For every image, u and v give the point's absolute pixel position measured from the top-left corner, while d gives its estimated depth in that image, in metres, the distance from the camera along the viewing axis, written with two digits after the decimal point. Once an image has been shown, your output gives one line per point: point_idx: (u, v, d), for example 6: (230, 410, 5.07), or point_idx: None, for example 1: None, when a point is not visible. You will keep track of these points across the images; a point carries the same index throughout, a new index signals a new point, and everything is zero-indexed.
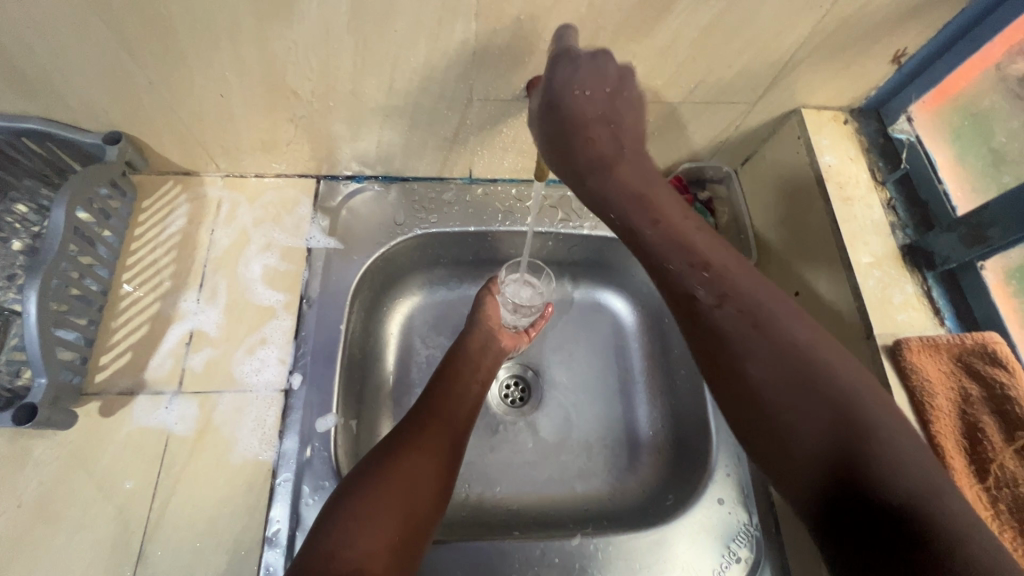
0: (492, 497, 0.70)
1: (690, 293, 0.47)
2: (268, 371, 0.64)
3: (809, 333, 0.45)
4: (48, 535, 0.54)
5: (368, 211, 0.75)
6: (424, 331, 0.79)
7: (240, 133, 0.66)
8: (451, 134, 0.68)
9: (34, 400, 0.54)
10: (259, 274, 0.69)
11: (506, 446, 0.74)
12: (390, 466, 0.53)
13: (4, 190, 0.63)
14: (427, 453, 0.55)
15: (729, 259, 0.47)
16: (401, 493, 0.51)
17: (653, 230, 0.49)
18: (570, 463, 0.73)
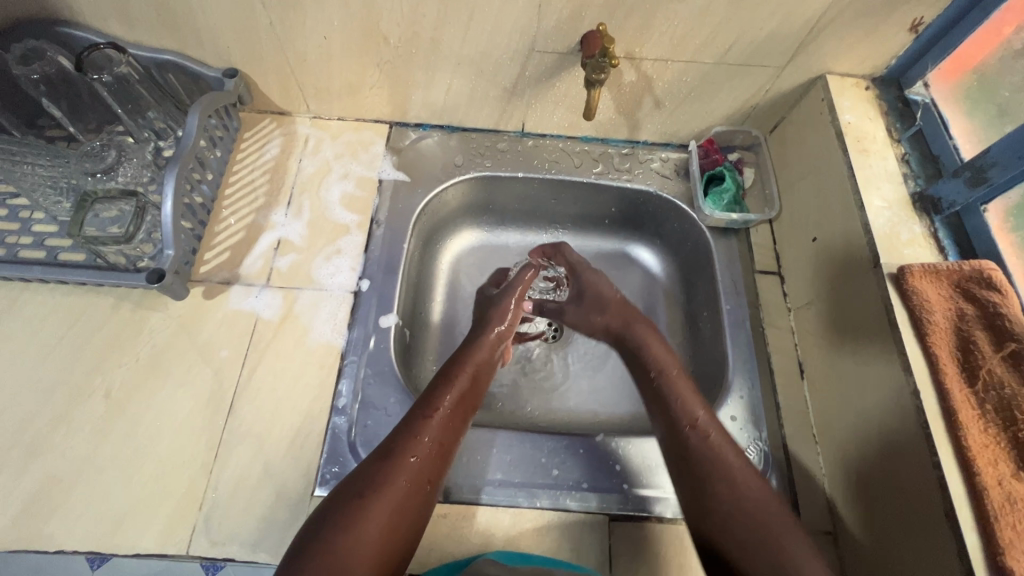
0: (527, 413, 0.84)
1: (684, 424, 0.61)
2: (341, 276, 0.74)
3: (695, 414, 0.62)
4: (159, 385, 0.65)
5: (431, 153, 0.85)
6: (468, 270, 0.89)
7: (333, 75, 0.77)
8: (510, 85, 0.78)
9: (163, 267, 0.65)
10: (338, 198, 0.80)
11: (541, 372, 0.88)
12: (425, 414, 0.59)
13: (145, 108, 0.76)
14: (421, 450, 0.56)
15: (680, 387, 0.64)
16: (406, 492, 0.54)
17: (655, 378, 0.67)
18: (596, 389, 0.87)
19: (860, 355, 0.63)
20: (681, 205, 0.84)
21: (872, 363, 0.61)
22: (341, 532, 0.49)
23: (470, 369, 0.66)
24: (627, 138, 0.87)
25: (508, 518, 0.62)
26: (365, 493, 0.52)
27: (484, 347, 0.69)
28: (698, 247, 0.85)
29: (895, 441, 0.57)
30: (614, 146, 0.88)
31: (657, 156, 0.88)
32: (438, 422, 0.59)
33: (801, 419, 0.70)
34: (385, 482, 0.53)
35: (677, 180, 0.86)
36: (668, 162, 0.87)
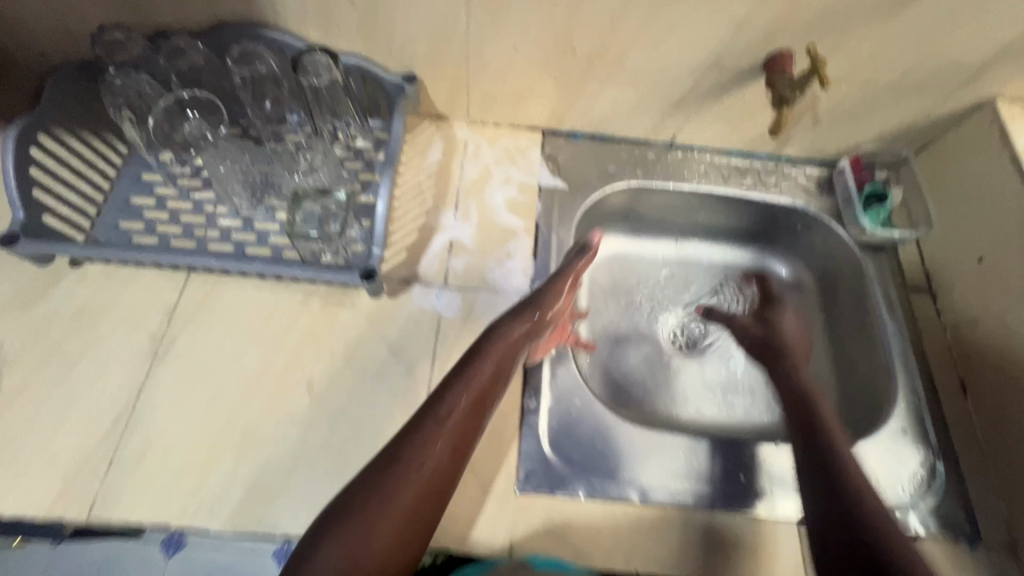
0: (667, 416, 0.86)
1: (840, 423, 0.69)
2: (515, 279, 0.76)
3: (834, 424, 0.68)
4: (356, 379, 0.68)
5: (585, 161, 0.87)
6: (603, 280, 0.94)
7: (505, 84, 0.79)
8: (677, 99, 0.80)
9: (374, 267, 0.69)
10: (503, 202, 0.82)
11: (677, 377, 0.89)
12: (438, 419, 0.58)
13: (341, 114, 0.79)
14: (434, 457, 0.56)
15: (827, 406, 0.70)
16: (404, 501, 0.53)
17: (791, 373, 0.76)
18: (735, 395, 0.88)
19: None
20: (827, 220, 0.86)
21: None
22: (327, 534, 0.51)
23: (489, 366, 0.62)
24: (771, 153, 0.90)
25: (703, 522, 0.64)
26: (375, 507, 0.52)
27: (507, 344, 0.64)
28: (842, 262, 0.87)
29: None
30: (758, 160, 0.90)
31: (801, 171, 0.90)
32: (437, 424, 0.58)
33: (966, 434, 0.72)
34: (398, 485, 0.53)
35: (822, 196, 0.88)
36: (812, 177, 0.89)
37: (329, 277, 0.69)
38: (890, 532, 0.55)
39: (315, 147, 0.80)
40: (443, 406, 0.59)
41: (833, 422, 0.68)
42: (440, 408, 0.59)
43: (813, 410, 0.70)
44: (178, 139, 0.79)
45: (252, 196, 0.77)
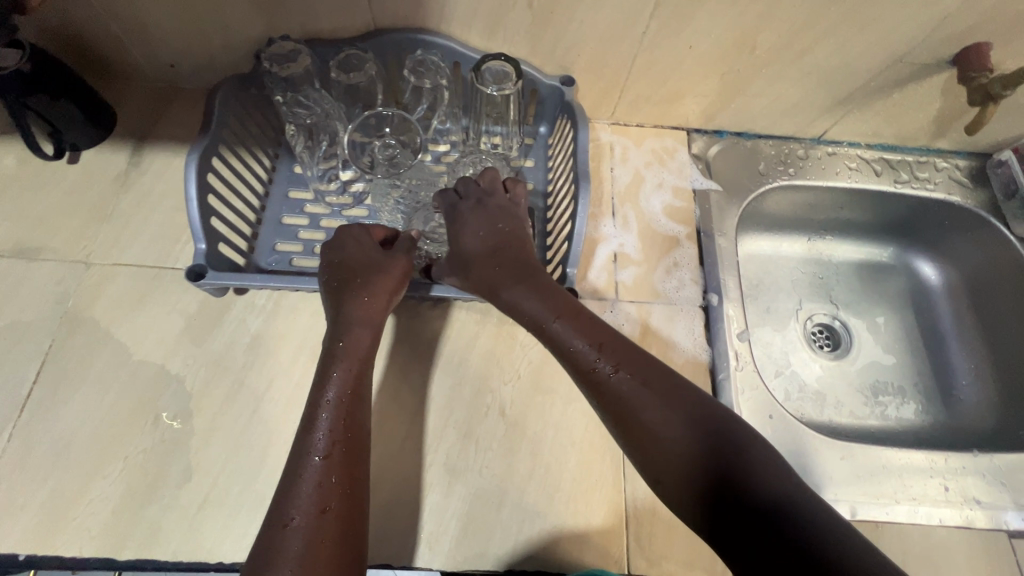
0: (822, 420, 0.83)
1: (591, 365, 0.51)
2: (687, 289, 0.74)
3: (618, 358, 0.51)
4: (548, 402, 0.66)
5: (733, 160, 0.84)
6: (746, 283, 0.91)
7: (664, 84, 0.76)
8: (843, 95, 0.76)
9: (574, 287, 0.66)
10: (660, 208, 0.79)
11: (826, 379, 0.87)
12: (337, 419, 0.51)
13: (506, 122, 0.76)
14: (317, 473, 0.47)
15: (578, 333, 0.53)
16: (318, 518, 0.45)
17: (560, 325, 0.55)
18: (886, 395, 0.86)
19: None
20: (985, 215, 0.84)
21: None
22: None
23: (339, 383, 0.54)
24: (921, 146, 0.87)
25: (917, 534, 0.63)
26: (281, 531, 0.44)
27: (357, 355, 0.57)
28: (997, 258, 0.85)
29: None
30: (908, 154, 0.87)
31: (952, 164, 0.87)
32: (323, 422, 0.51)
33: None
34: (288, 500, 0.46)
35: (975, 190, 0.86)
36: (964, 170, 0.87)
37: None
38: (735, 434, 0.46)
39: (480, 159, 0.75)
40: (320, 435, 0.50)
41: (595, 352, 0.52)
42: (322, 412, 0.52)
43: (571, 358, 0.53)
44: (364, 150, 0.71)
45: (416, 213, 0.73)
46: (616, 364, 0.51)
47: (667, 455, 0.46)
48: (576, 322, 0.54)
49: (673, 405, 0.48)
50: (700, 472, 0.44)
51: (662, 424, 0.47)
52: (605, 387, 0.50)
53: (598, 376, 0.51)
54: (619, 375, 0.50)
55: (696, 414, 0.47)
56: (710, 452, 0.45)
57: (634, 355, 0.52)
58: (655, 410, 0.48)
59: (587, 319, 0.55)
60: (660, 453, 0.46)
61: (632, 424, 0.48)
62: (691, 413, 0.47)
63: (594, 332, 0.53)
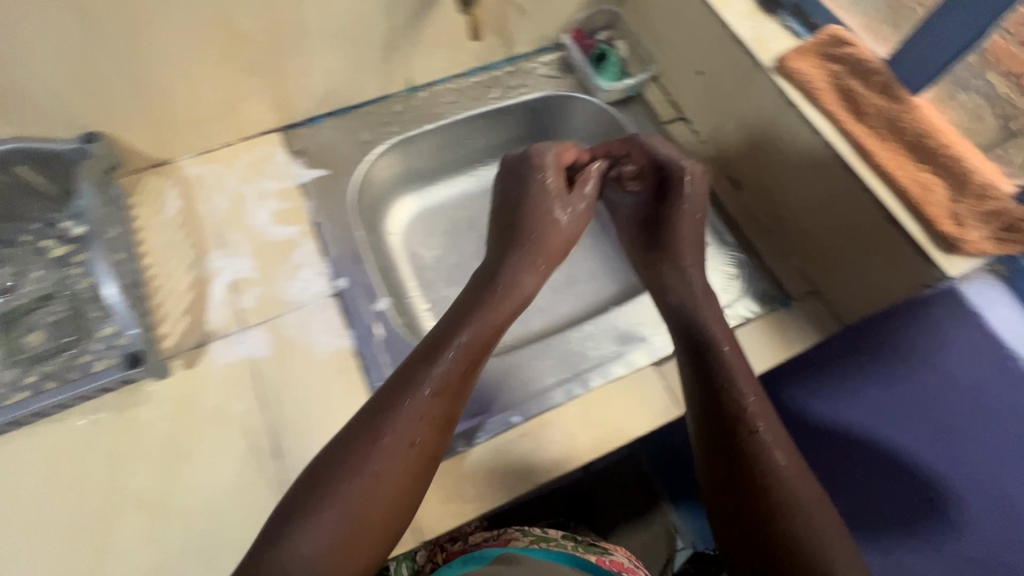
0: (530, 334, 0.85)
1: (742, 417, 0.56)
2: (314, 286, 0.72)
3: (759, 410, 0.57)
4: (189, 467, 0.61)
5: (335, 141, 0.83)
6: (424, 241, 0.92)
7: (203, 99, 0.72)
8: (383, 44, 0.77)
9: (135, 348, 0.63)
10: (268, 218, 0.76)
11: None
12: (422, 413, 0.55)
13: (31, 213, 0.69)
14: (371, 474, 0.51)
15: (743, 374, 0.59)
16: (374, 496, 0.51)
17: (730, 353, 0.61)
18: (579, 283, 0.90)
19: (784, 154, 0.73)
20: (578, 96, 0.90)
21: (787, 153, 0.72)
22: (286, 520, 0.49)
23: (455, 351, 0.59)
24: (506, 59, 0.90)
25: (579, 408, 0.67)
26: (296, 525, 0.48)
27: (460, 348, 0.60)
28: (605, 130, 0.91)
29: (845, 208, 0.67)
30: (499, 69, 0.91)
31: (541, 62, 0.91)
32: (442, 360, 0.58)
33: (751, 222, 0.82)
34: (315, 501, 0.49)
35: (566, 77, 0.91)
36: (553, 63, 0.91)
37: (82, 387, 0.61)
38: (792, 490, 0.52)
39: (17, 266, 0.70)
40: (412, 435, 0.53)
41: (756, 404, 0.57)
42: (407, 392, 0.55)
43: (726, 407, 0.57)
44: None
45: None
46: (759, 424, 0.56)
47: (769, 531, 0.51)
48: (741, 365, 0.60)
49: (790, 454, 0.55)
50: (762, 536, 0.51)
51: (787, 471, 0.53)
52: (751, 445, 0.55)
53: (743, 432, 0.55)
54: (755, 440, 0.55)
55: (781, 477, 0.53)
56: (770, 514, 0.52)
57: (770, 418, 0.56)
58: (794, 475, 0.53)
59: (743, 364, 0.60)
60: (748, 526, 0.52)
61: (760, 486, 0.53)
62: (770, 481, 0.53)
63: (755, 390, 0.58)
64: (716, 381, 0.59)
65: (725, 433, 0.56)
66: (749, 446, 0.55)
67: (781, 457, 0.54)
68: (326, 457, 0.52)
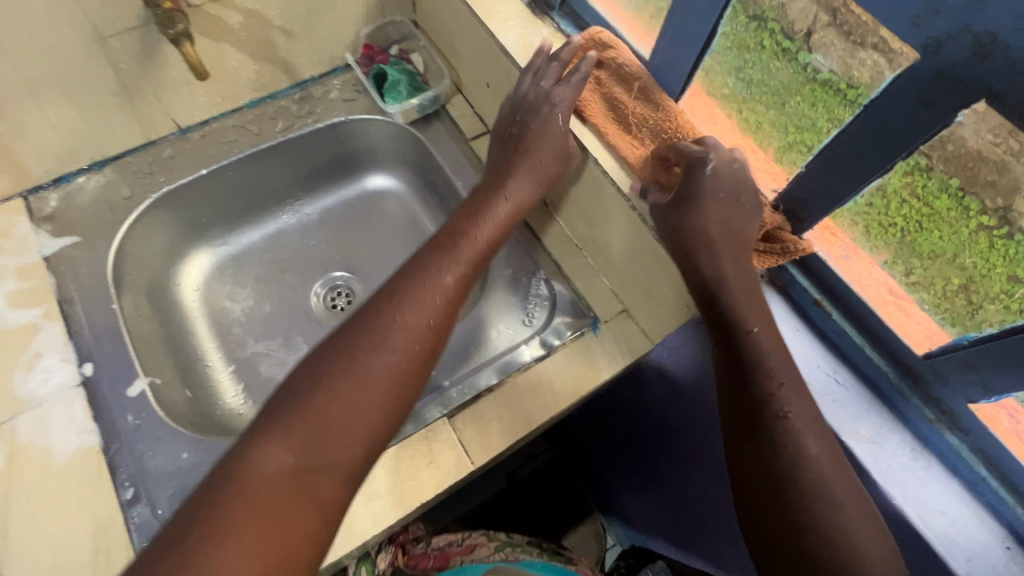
0: None
1: (767, 398, 0.49)
2: (57, 376, 0.63)
3: (797, 386, 0.50)
4: None
5: (91, 200, 0.73)
6: (229, 293, 0.83)
7: None
8: (117, 87, 0.68)
9: None
10: (3, 302, 0.66)
11: None
12: (360, 364, 0.50)
13: None
14: (340, 412, 0.48)
15: (777, 355, 0.51)
16: (319, 464, 0.47)
17: (757, 335, 0.52)
18: None
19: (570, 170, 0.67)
20: (376, 118, 0.83)
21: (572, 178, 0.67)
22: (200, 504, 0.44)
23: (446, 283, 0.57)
24: (293, 84, 0.82)
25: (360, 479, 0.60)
26: (222, 508, 0.43)
27: (441, 295, 0.56)
28: (414, 151, 0.85)
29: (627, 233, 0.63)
30: (286, 97, 0.82)
31: (333, 85, 0.84)
32: (425, 287, 0.56)
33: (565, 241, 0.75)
34: (274, 452, 0.46)
35: (362, 98, 0.83)
36: (346, 86, 0.84)
37: None
38: (826, 480, 0.46)
39: None
40: (371, 364, 0.51)
41: (787, 382, 0.50)
42: (395, 323, 0.53)
43: (756, 393, 0.50)
44: None
45: None
46: (778, 414, 0.49)
47: (794, 547, 0.46)
48: (778, 345, 0.51)
49: (822, 440, 0.48)
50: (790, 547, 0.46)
51: (823, 463, 0.47)
52: (778, 427, 0.48)
53: (774, 411, 0.49)
54: (788, 424, 0.48)
55: (803, 474, 0.47)
56: (803, 527, 0.46)
57: (807, 400, 0.49)
58: (828, 463, 0.47)
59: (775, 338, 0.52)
60: (783, 537, 0.46)
61: (782, 484, 0.47)
62: (805, 477, 0.46)
63: (792, 363, 0.50)
64: (739, 360, 0.51)
65: (751, 423, 0.50)
66: (778, 434, 0.48)
67: (813, 444, 0.48)
68: (258, 418, 0.49)
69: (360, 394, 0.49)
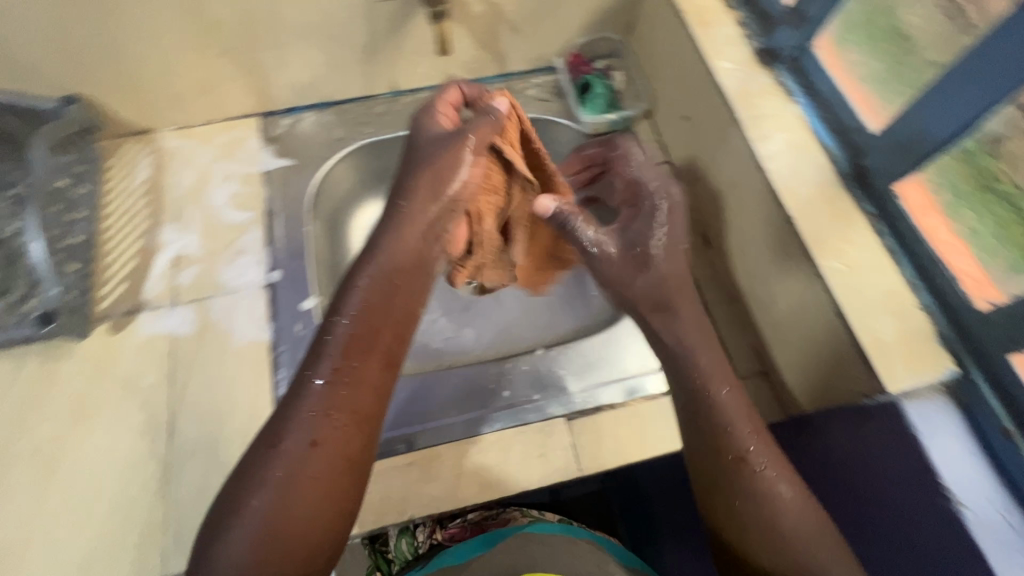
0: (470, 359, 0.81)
1: (737, 455, 0.49)
2: (250, 273, 0.73)
3: (763, 443, 0.50)
4: (89, 428, 0.64)
5: (311, 133, 0.84)
6: None
7: (182, 77, 0.75)
8: (364, 44, 0.77)
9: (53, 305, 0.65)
10: (226, 199, 0.78)
11: (477, 317, 0.85)
12: (350, 332, 0.49)
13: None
14: (329, 382, 0.47)
15: (740, 417, 0.51)
16: (328, 435, 0.46)
17: (730, 392, 0.52)
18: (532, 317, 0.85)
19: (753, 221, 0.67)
20: (565, 122, 0.86)
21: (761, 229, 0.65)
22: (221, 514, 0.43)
23: (404, 252, 0.53)
24: (499, 74, 0.89)
25: (474, 449, 0.64)
26: (240, 513, 0.43)
27: (413, 272, 0.53)
28: None
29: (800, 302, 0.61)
30: (490, 84, 0.89)
31: (533, 83, 0.89)
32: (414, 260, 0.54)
33: (717, 286, 0.75)
34: (273, 444, 0.45)
35: (555, 101, 0.88)
36: (545, 86, 0.89)
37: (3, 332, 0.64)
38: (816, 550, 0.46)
39: None
40: (341, 322, 0.49)
41: (760, 449, 0.49)
42: (339, 308, 0.50)
43: (725, 451, 0.49)
44: None
45: None
46: (748, 474, 0.48)
47: None
48: (738, 404, 0.51)
49: (812, 508, 0.48)
50: None
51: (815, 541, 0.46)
52: (743, 498, 0.48)
53: (749, 467, 0.48)
54: (775, 491, 0.48)
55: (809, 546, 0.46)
56: None
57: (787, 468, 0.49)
58: (822, 526, 0.47)
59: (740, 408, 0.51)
60: None
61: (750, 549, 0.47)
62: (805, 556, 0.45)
63: (754, 416, 0.51)
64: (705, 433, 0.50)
65: (713, 476, 0.49)
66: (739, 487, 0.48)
67: (786, 488, 0.48)
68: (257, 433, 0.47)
69: (351, 365, 0.48)
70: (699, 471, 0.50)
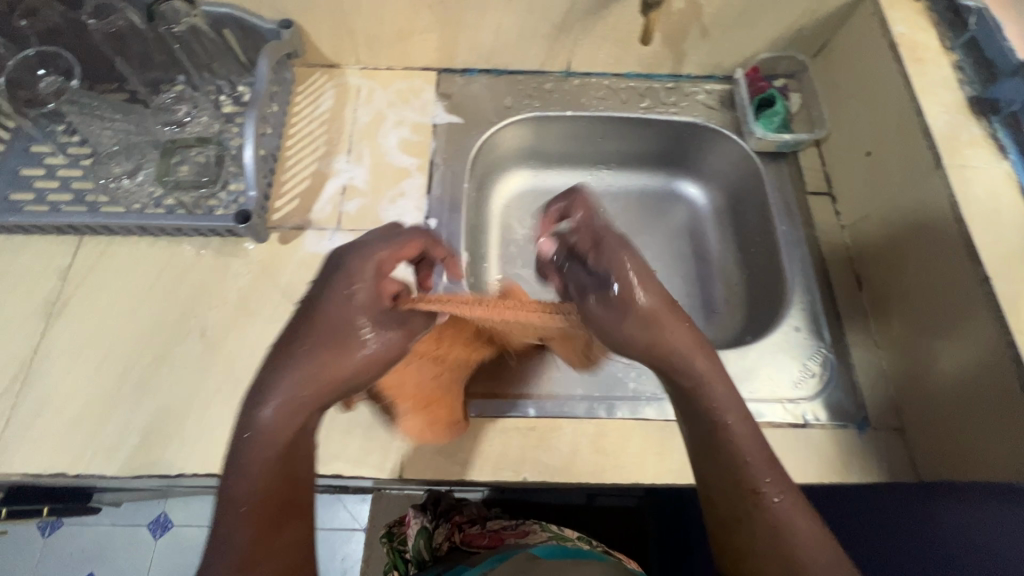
0: None
1: (755, 487, 0.48)
2: (408, 216, 0.77)
3: (777, 476, 0.49)
4: (250, 323, 0.69)
5: (481, 96, 0.87)
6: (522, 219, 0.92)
7: (385, 21, 0.79)
8: (559, 20, 0.79)
9: (251, 208, 0.69)
10: (396, 142, 0.82)
11: None
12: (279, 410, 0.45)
13: (214, 69, 0.80)
14: (259, 465, 0.44)
15: (750, 443, 0.49)
16: (271, 498, 0.45)
17: (740, 422, 0.49)
18: None
19: (934, 273, 0.63)
20: (729, 135, 0.85)
21: (946, 286, 0.62)
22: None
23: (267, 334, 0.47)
24: (671, 73, 0.89)
25: (593, 429, 0.65)
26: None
27: (316, 353, 0.46)
28: (744, 176, 0.87)
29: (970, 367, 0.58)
30: (659, 81, 0.89)
31: (702, 88, 0.88)
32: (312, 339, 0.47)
33: (862, 330, 0.73)
34: (221, 525, 0.44)
35: (723, 110, 0.87)
36: (714, 93, 0.88)
37: (202, 222, 0.70)
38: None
39: (196, 103, 0.80)
40: (264, 411, 0.44)
41: (769, 481, 0.48)
42: (259, 404, 0.45)
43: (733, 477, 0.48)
44: (30, 94, 0.73)
45: (125, 155, 0.76)
46: (767, 506, 0.47)
47: None
48: (751, 430, 0.49)
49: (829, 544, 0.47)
50: None
51: None
52: (761, 522, 0.47)
53: (761, 498, 0.48)
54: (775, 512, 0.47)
55: None
56: None
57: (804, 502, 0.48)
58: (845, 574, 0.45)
59: (757, 443, 0.49)
60: None
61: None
62: None
63: (765, 440, 0.49)
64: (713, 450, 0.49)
65: (729, 504, 0.48)
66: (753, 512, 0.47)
67: (777, 494, 0.48)
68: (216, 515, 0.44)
69: (276, 447, 0.45)
70: (718, 500, 0.49)
